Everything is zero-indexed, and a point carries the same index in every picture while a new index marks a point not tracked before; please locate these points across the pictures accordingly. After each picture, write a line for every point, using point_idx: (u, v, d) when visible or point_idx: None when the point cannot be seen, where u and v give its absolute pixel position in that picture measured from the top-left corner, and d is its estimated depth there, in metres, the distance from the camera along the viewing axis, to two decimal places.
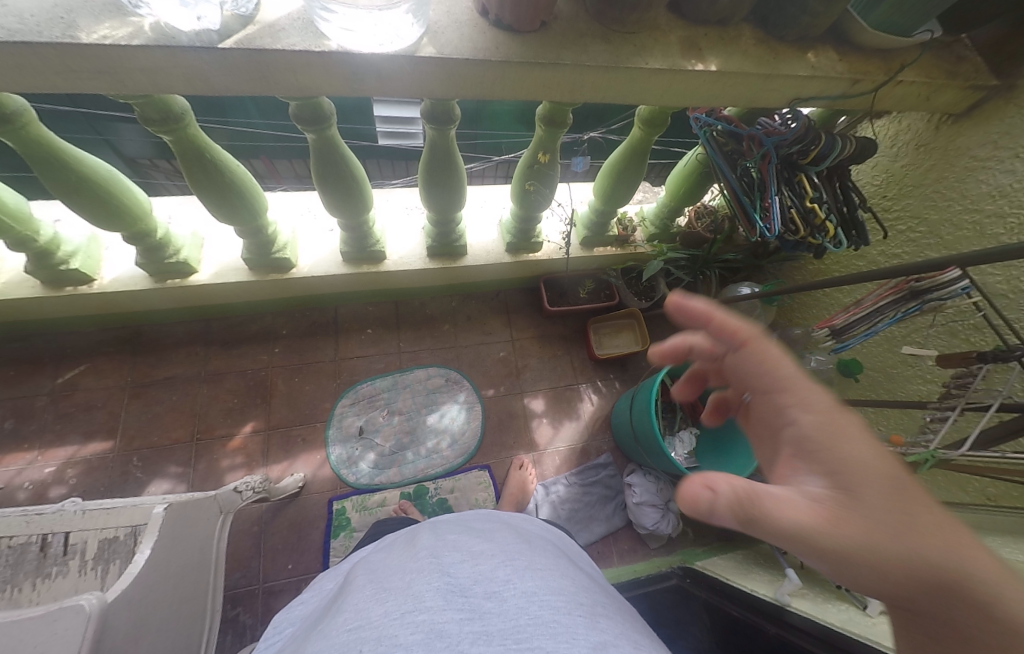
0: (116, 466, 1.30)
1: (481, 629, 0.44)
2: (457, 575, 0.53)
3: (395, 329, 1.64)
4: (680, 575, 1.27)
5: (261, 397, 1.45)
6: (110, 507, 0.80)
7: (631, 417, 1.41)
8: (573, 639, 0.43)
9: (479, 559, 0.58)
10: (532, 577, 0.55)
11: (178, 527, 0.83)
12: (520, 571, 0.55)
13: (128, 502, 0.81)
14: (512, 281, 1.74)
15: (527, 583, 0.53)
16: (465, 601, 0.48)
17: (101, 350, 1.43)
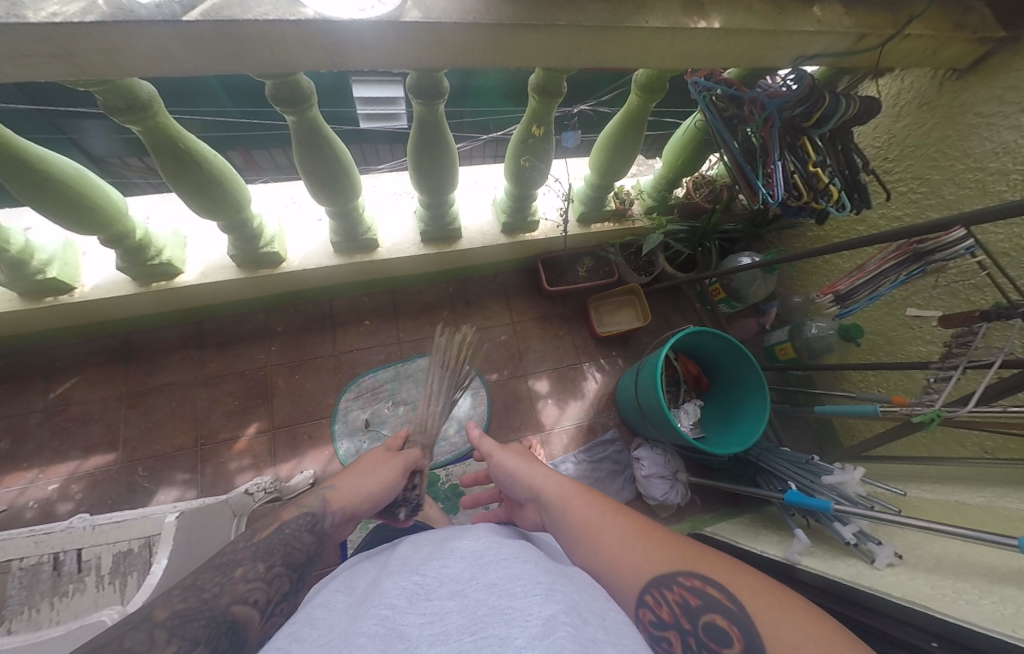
0: (121, 478, 1.27)
1: (440, 630, 0.42)
2: (424, 574, 0.52)
3: (394, 319, 1.61)
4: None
5: (263, 397, 1.42)
6: (123, 521, 0.78)
7: (637, 392, 1.42)
8: (525, 620, 0.41)
9: (449, 554, 0.57)
10: (496, 563, 0.53)
11: (195, 536, 0.81)
12: (485, 559, 0.54)
13: (140, 515, 0.78)
14: (510, 263, 1.71)
15: (490, 570, 0.51)
16: (428, 604, 0.47)
17: (91, 360, 1.37)
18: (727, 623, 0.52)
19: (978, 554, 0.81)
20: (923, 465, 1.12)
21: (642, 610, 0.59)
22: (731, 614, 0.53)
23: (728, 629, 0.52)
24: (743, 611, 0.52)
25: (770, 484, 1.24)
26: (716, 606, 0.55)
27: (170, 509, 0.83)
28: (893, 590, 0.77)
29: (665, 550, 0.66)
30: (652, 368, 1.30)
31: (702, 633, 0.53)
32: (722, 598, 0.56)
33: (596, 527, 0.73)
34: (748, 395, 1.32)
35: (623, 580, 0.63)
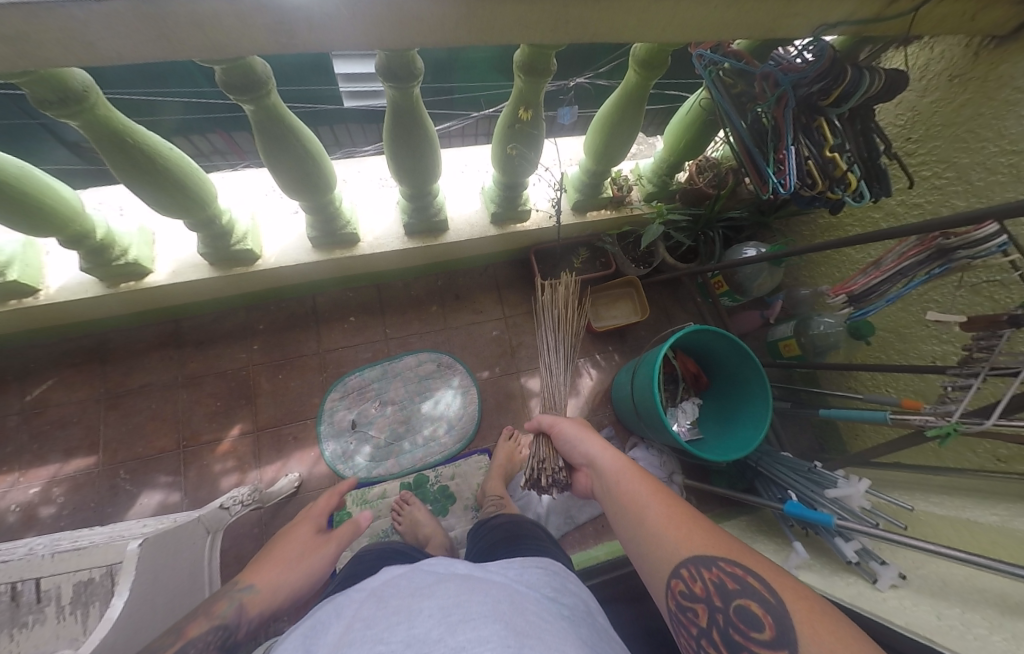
0: (102, 481, 1.25)
1: None
2: (388, 641, 0.47)
3: (381, 315, 1.55)
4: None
5: (245, 397, 1.38)
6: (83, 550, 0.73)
7: (632, 392, 1.36)
8: None
9: (416, 613, 0.51)
10: (467, 626, 0.48)
11: (162, 556, 0.76)
12: (456, 621, 0.49)
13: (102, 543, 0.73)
14: (502, 254, 1.62)
15: (459, 636, 0.46)
16: None
17: (67, 361, 1.34)
18: (760, 611, 0.55)
19: (987, 578, 0.76)
20: (932, 473, 1.06)
21: (680, 580, 0.65)
22: (765, 604, 0.56)
23: (761, 619, 0.55)
24: (781, 604, 0.54)
25: (769, 491, 1.20)
26: (750, 592, 0.58)
27: (136, 533, 0.79)
28: (894, 617, 0.72)
29: (702, 533, 0.69)
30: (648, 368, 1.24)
31: (733, 614, 0.58)
32: (760, 590, 0.57)
33: (642, 504, 0.80)
34: (750, 396, 1.25)
35: (662, 552, 0.70)
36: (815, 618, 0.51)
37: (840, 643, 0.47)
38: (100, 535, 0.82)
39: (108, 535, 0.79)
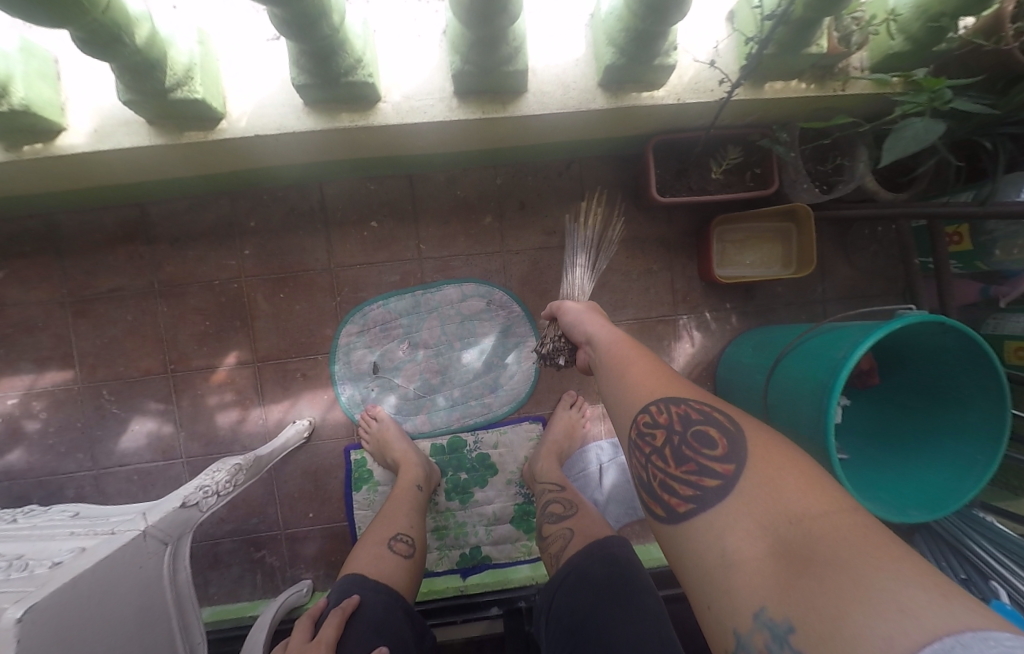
0: (85, 400, 1.08)
1: None
2: None
3: (412, 223, 1.10)
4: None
5: (240, 318, 1.09)
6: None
7: (766, 390, 0.95)
8: None
9: None
10: None
11: (88, 612, 0.49)
12: None
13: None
14: (596, 145, 1.05)
15: None
16: None
17: (16, 248, 1.06)
18: (719, 437, 0.48)
19: None
20: None
21: (643, 413, 0.57)
22: (724, 430, 0.49)
23: (716, 439, 0.48)
24: (740, 435, 0.47)
25: (944, 562, 0.89)
26: (711, 419, 0.51)
27: (43, 569, 0.51)
28: None
29: (673, 384, 0.60)
30: (818, 373, 0.80)
31: (689, 438, 0.50)
32: (725, 423, 0.50)
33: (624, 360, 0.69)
34: (960, 428, 0.80)
35: (634, 397, 0.61)
36: (780, 451, 0.44)
37: (800, 476, 0.40)
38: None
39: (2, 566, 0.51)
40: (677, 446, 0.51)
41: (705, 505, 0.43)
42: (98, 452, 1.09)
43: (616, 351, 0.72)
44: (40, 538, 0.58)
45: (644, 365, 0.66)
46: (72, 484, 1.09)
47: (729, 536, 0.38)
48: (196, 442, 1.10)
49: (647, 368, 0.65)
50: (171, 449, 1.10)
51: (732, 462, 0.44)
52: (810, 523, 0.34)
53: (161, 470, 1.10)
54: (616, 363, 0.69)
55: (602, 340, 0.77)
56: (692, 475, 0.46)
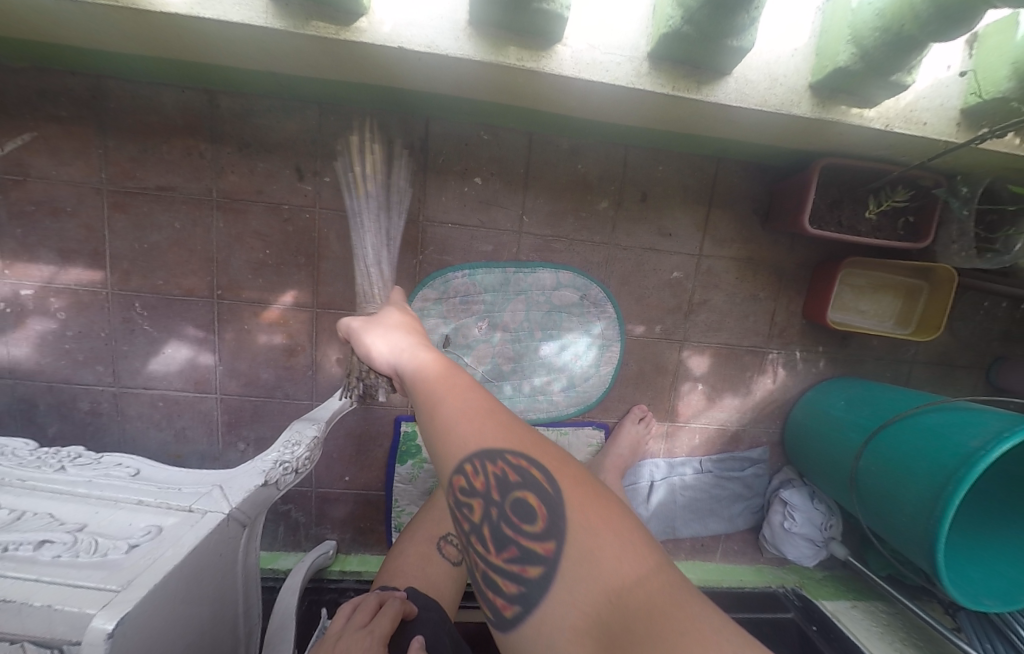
0: (112, 310, 0.95)
1: None
2: None
3: (521, 189, 0.96)
4: (802, 616, 1.06)
5: (306, 254, 0.96)
6: (12, 590, 0.37)
7: (859, 453, 0.90)
8: None
9: None
10: None
11: (173, 611, 0.42)
12: None
13: (53, 588, 0.38)
14: (749, 148, 0.92)
15: None
16: None
17: (50, 110, 0.88)
18: (535, 500, 0.36)
19: None
20: None
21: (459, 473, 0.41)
22: (533, 481, 0.37)
23: (534, 506, 0.36)
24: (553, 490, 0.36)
25: (989, 644, 0.89)
26: (533, 478, 0.37)
27: (123, 552, 0.43)
28: None
29: (493, 408, 0.44)
30: (941, 458, 0.74)
31: (505, 509, 0.37)
32: (539, 475, 0.38)
33: (441, 392, 0.47)
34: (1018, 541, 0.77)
35: (448, 433, 0.43)
36: (596, 505, 0.35)
37: (613, 532, 0.33)
38: (56, 525, 0.46)
39: (71, 544, 0.43)
40: (498, 525, 0.38)
41: (530, 606, 0.33)
42: (121, 369, 0.99)
43: (435, 387, 0.49)
44: (105, 505, 0.50)
45: (463, 397, 0.46)
46: (87, 397, 0.99)
47: (558, 635, 0.30)
48: (235, 379, 1.01)
49: (475, 405, 0.44)
50: (205, 383, 1.01)
51: (552, 536, 0.34)
52: (629, 600, 0.28)
53: (191, 402, 1.01)
54: (423, 403, 0.48)
55: (403, 348, 0.58)
56: (513, 560, 0.35)
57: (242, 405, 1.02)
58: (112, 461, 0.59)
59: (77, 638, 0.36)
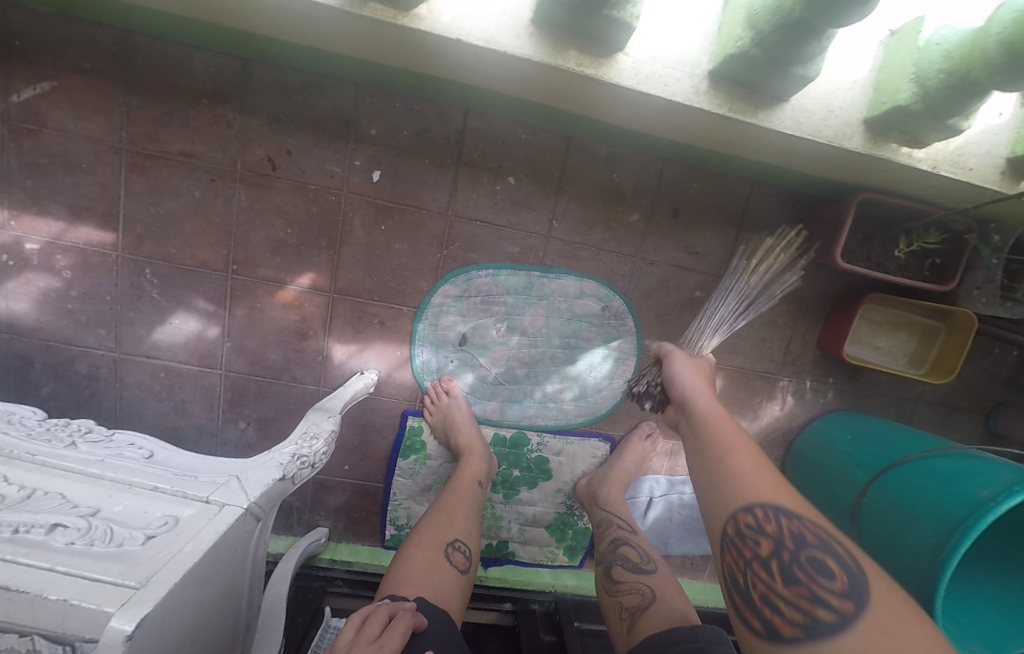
0: (121, 274, 0.92)
1: None
2: None
3: (554, 193, 0.95)
4: None
5: (327, 237, 0.94)
6: (24, 579, 0.36)
7: (864, 490, 0.90)
8: None
9: None
10: None
11: (188, 609, 0.41)
12: None
13: (70, 582, 0.37)
14: (787, 175, 0.91)
15: None
16: None
17: (74, 59, 0.83)
18: (836, 565, 0.41)
19: None
20: None
21: (739, 515, 0.48)
22: (845, 562, 0.41)
23: (833, 568, 0.41)
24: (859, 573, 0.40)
25: None
26: (832, 547, 0.42)
27: (138, 546, 0.42)
28: None
29: (785, 482, 0.50)
30: (949, 505, 0.74)
31: (801, 560, 0.42)
32: (841, 552, 0.42)
33: (738, 454, 0.54)
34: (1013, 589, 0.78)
35: (731, 477, 0.52)
36: (903, 601, 0.37)
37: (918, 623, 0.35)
38: (69, 508, 0.44)
39: (85, 532, 0.42)
40: (788, 569, 0.42)
41: (816, 638, 0.37)
42: (124, 335, 0.95)
43: (733, 433, 0.58)
44: (120, 490, 0.48)
45: (761, 471, 0.51)
46: (86, 360, 0.96)
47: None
48: (242, 357, 0.98)
49: (754, 466, 0.52)
50: (210, 358, 0.98)
51: (851, 599, 0.38)
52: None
53: (194, 376, 0.99)
54: (710, 446, 0.57)
55: (697, 400, 0.66)
56: (801, 597, 0.40)
57: (246, 384, 1.00)
58: (124, 439, 0.57)
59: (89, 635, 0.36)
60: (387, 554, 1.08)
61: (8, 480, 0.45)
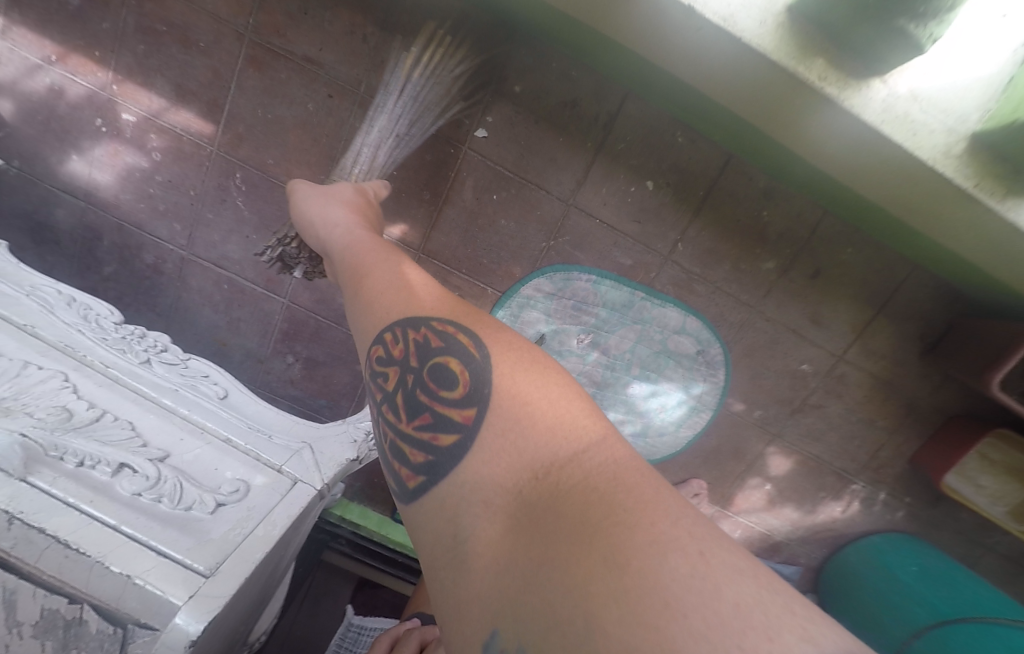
0: (210, 172, 0.85)
1: None
2: None
3: (691, 215, 0.83)
4: None
5: (432, 194, 0.85)
6: (87, 538, 0.30)
7: (917, 632, 0.79)
8: None
9: None
10: None
11: (241, 601, 0.37)
12: None
13: (135, 549, 0.31)
14: (967, 269, 0.78)
15: None
16: None
17: None
18: (458, 367, 0.29)
19: None
20: None
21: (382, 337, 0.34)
22: (463, 354, 0.30)
23: (454, 371, 0.29)
24: (483, 356, 0.29)
25: None
26: (451, 339, 0.31)
27: (207, 516, 0.37)
28: None
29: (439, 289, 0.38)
30: None
31: (422, 376, 0.30)
32: (468, 343, 0.31)
33: (371, 272, 0.41)
34: None
35: (375, 298, 0.38)
36: (540, 378, 0.27)
37: (555, 398, 0.26)
38: (138, 447, 0.39)
39: (153, 483, 0.36)
40: (412, 390, 0.30)
41: (439, 477, 0.26)
42: (198, 236, 0.90)
43: (352, 248, 0.47)
44: (190, 433, 0.43)
45: (426, 293, 0.37)
46: (154, 251, 0.91)
47: (477, 508, 0.23)
48: (309, 292, 0.92)
49: (402, 275, 0.40)
50: (277, 284, 0.92)
51: (474, 402, 0.27)
52: (560, 475, 0.21)
53: (256, 298, 0.93)
54: (344, 269, 0.45)
55: (335, 224, 0.52)
56: (425, 428, 0.28)
57: (306, 322, 0.94)
58: (201, 370, 0.52)
59: (147, 617, 0.31)
60: (396, 527, 1.03)
61: (81, 393, 0.40)
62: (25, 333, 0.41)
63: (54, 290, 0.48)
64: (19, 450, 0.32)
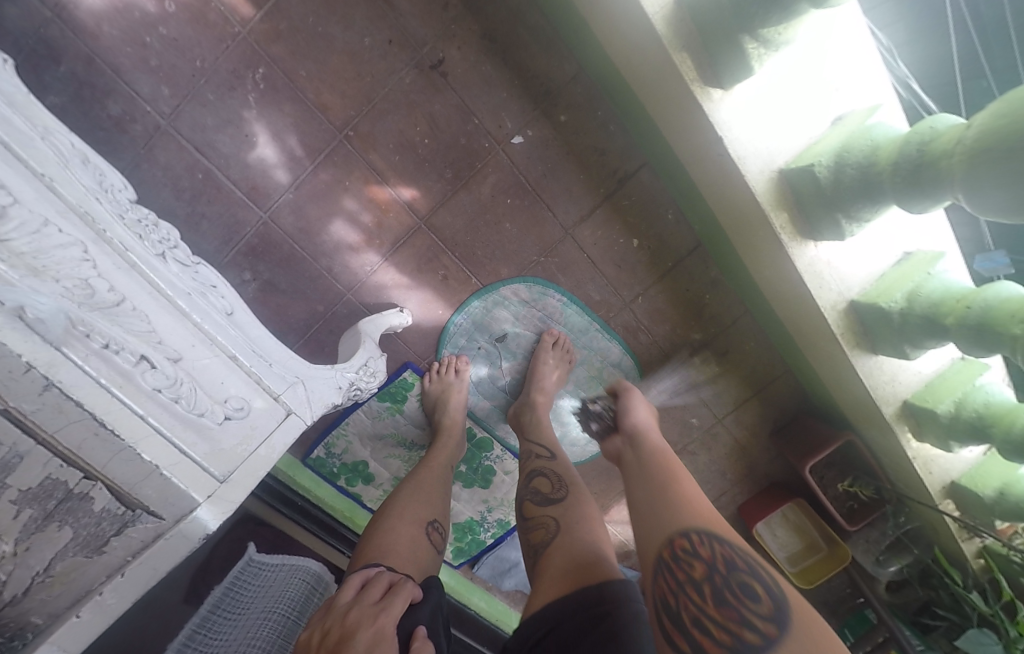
0: (229, 52, 0.78)
1: None
2: None
3: (656, 277, 1.00)
4: None
5: (453, 172, 0.88)
6: (122, 423, 0.32)
7: None
8: None
9: None
10: None
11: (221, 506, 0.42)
12: None
13: (162, 444, 0.35)
14: (818, 385, 1.05)
15: None
16: None
17: None
18: (762, 591, 0.38)
19: None
20: None
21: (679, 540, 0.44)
22: (768, 585, 0.39)
23: (760, 592, 0.38)
24: (783, 594, 0.38)
25: None
26: (757, 573, 0.40)
27: (217, 426, 0.39)
28: None
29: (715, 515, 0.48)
30: None
31: (733, 586, 0.38)
32: (766, 589, 0.38)
33: (680, 485, 0.54)
34: None
35: (678, 503, 0.49)
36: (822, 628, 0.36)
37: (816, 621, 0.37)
38: (155, 341, 0.38)
39: (173, 383, 0.36)
40: (718, 590, 0.39)
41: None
42: (186, 110, 0.81)
43: (656, 463, 0.60)
44: (202, 340, 0.42)
45: (699, 503, 0.50)
46: (125, 103, 0.80)
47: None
48: (294, 215, 0.89)
49: (699, 495, 0.52)
50: (262, 195, 0.87)
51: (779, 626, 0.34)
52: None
53: (231, 199, 0.87)
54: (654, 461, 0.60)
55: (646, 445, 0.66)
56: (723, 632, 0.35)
57: (279, 242, 0.90)
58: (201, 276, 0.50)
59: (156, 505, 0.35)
60: (301, 471, 1.02)
61: (97, 267, 0.37)
62: (38, 176, 0.35)
63: (64, 141, 0.43)
64: (59, 316, 0.30)
